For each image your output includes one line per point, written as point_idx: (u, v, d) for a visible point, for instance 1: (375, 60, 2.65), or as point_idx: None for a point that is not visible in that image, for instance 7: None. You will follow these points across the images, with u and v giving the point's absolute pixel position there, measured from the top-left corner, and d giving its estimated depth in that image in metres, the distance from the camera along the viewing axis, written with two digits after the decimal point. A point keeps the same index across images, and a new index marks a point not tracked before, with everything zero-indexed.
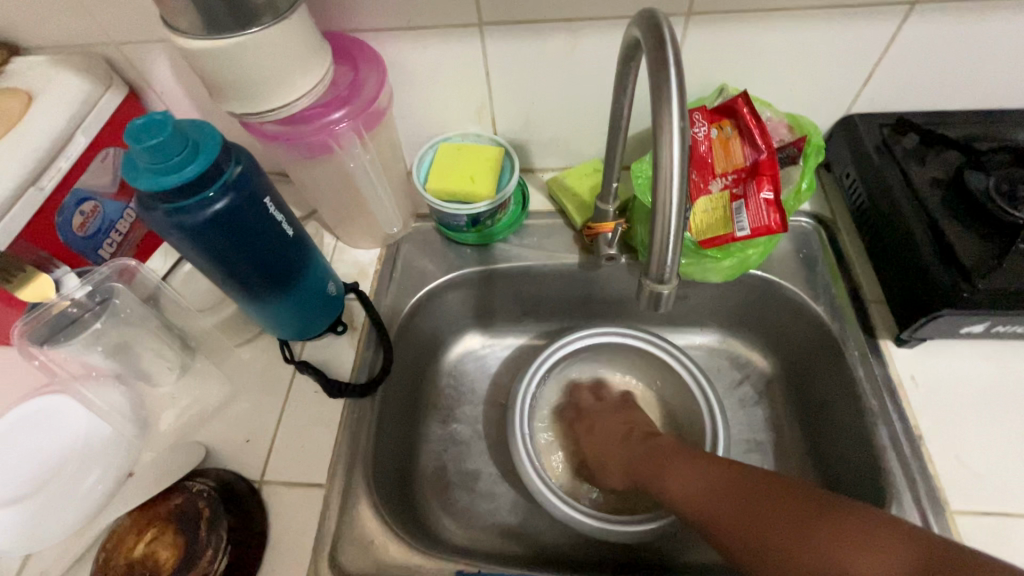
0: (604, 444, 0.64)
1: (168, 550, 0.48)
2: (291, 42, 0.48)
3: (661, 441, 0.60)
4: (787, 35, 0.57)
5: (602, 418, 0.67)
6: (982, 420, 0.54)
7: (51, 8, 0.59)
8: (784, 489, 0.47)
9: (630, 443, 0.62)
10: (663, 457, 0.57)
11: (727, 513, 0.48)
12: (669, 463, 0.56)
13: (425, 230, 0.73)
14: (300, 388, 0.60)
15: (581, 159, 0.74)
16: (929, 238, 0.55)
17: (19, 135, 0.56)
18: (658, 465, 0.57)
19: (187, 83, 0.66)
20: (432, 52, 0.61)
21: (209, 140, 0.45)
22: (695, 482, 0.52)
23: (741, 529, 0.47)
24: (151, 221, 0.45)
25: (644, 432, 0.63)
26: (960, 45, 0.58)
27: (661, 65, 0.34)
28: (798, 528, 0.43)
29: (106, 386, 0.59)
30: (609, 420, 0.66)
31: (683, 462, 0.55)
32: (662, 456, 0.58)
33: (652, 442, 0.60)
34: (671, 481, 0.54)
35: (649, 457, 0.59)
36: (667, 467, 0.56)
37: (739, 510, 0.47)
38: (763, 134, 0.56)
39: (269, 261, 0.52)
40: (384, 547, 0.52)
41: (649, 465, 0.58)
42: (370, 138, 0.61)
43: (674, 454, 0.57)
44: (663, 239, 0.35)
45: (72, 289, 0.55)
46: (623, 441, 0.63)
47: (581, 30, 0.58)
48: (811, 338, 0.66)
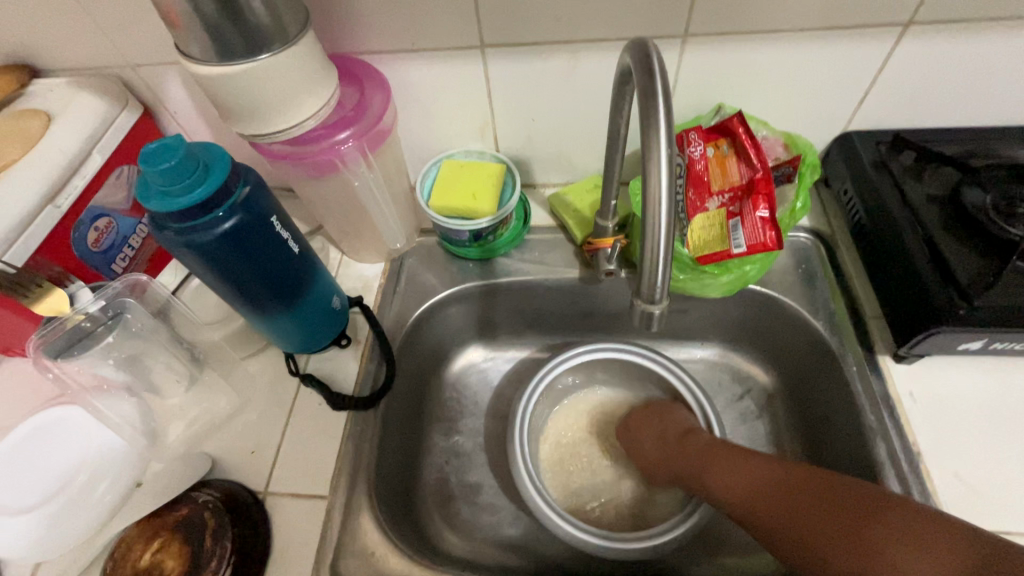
0: (647, 442, 0.64)
1: (175, 560, 0.49)
2: (298, 67, 0.50)
3: (703, 437, 0.59)
4: (782, 56, 0.58)
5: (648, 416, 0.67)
6: (981, 437, 0.54)
7: (71, 34, 0.61)
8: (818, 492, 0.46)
9: (668, 443, 0.62)
10: (707, 456, 0.57)
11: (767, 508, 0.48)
12: (712, 462, 0.56)
13: (428, 245, 0.75)
14: (304, 400, 0.61)
15: (582, 175, 0.75)
16: (926, 255, 0.55)
17: (38, 155, 0.58)
18: (703, 462, 0.57)
19: (199, 103, 0.69)
20: (435, 73, 0.63)
21: (218, 164, 0.46)
22: (739, 481, 0.52)
23: (777, 523, 0.47)
24: (163, 239, 0.47)
25: (682, 432, 0.62)
26: (954, 64, 0.58)
27: (650, 92, 0.35)
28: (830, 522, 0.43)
29: (117, 399, 0.60)
30: (653, 421, 0.65)
31: (728, 459, 0.55)
32: (706, 453, 0.57)
33: (694, 441, 0.59)
34: (715, 483, 0.54)
35: (696, 450, 0.58)
36: (709, 464, 0.56)
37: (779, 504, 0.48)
38: (757, 152, 0.58)
39: (276, 278, 0.53)
40: (385, 558, 0.52)
41: (694, 461, 0.58)
42: (374, 157, 0.63)
43: (717, 452, 0.56)
44: (653, 259, 0.36)
45: (85, 303, 0.59)
46: (662, 440, 0.62)
47: (580, 51, 0.59)
48: (811, 354, 0.66)
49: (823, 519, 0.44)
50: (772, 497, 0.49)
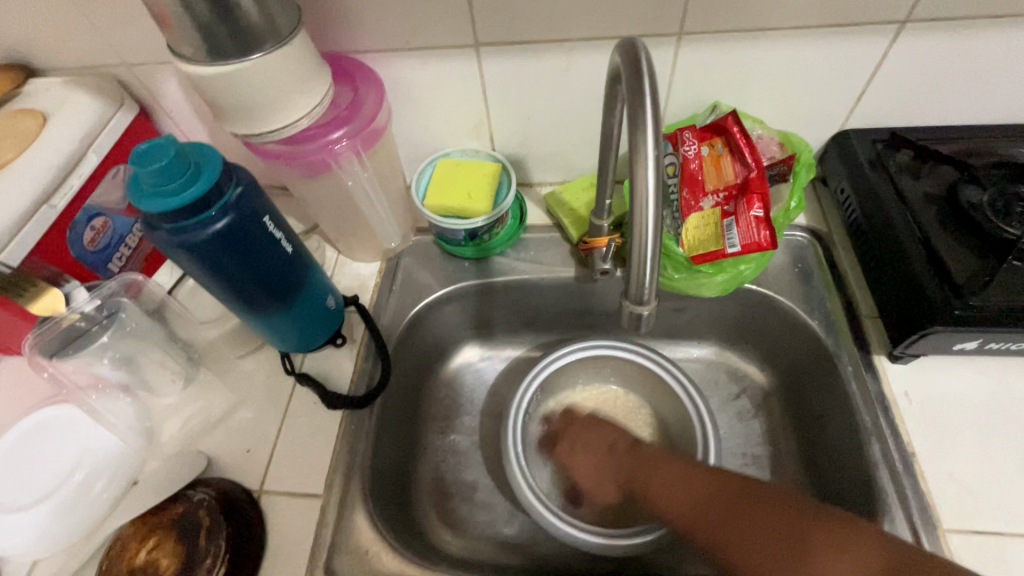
0: (588, 458, 0.63)
1: (169, 559, 0.49)
2: (291, 66, 0.50)
3: (645, 447, 0.60)
4: (777, 54, 0.58)
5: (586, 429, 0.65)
6: (976, 437, 0.54)
7: (66, 33, 0.61)
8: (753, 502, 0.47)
9: (615, 454, 0.61)
10: (649, 466, 0.57)
11: (709, 519, 0.49)
12: (653, 474, 0.56)
13: (424, 244, 0.75)
14: (299, 399, 0.61)
15: (578, 173, 0.75)
16: (922, 254, 0.55)
17: (34, 155, 0.59)
18: (645, 476, 0.57)
19: (194, 102, 0.69)
20: (429, 72, 0.63)
21: (210, 163, 0.46)
22: (680, 494, 0.52)
23: (721, 536, 0.47)
24: (155, 239, 0.47)
25: (628, 441, 0.62)
26: (952, 62, 0.58)
27: (638, 92, 0.35)
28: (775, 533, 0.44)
29: (114, 398, 0.60)
30: (592, 433, 0.64)
31: (666, 469, 0.55)
32: (647, 463, 0.57)
33: (639, 450, 0.60)
34: (660, 496, 0.54)
35: (637, 463, 0.59)
36: (653, 476, 0.56)
37: (720, 516, 0.48)
38: (753, 152, 0.58)
39: (268, 277, 0.53)
40: (379, 557, 0.52)
41: (639, 474, 0.57)
42: (369, 156, 0.63)
43: (658, 461, 0.57)
44: (641, 261, 0.36)
45: (81, 302, 0.59)
46: (607, 455, 0.61)
47: (575, 50, 0.59)
48: (807, 352, 0.66)
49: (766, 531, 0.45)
50: (714, 509, 0.49)
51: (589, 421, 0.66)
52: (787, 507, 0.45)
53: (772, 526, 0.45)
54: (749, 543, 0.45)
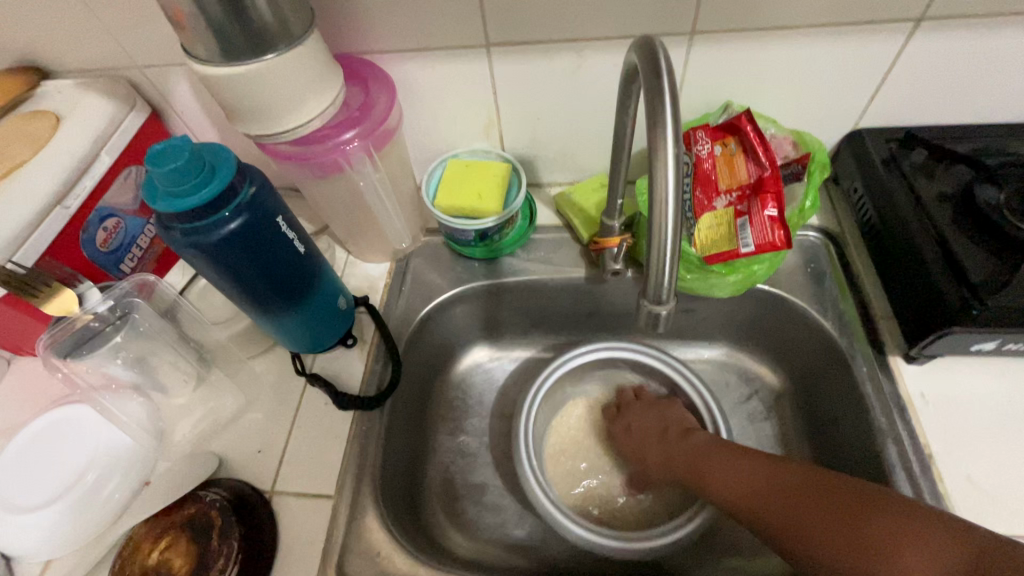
0: (642, 446, 0.65)
1: (181, 559, 0.49)
2: (303, 67, 0.50)
3: (699, 436, 0.60)
4: (790, 52, 0.57)
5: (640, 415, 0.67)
6: (994, 439, 0.53)
7: (79, 36, 0.62)
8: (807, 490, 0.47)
9: (666, 439, 0.62)
10: (702, 454, 0.57)
11: (767, 504, 0.49)
12: (708, 463, 0.56)
13: (434, 244, 0.75)
14: (310, 400, 0.61)
15: (588, 173, 0.75)
16: (938, 254, 0.54)
17: (48, 156, 0.59)
18: (699, 466, 0.57)
19: (205, 104, 0.69)
20: (440, 73, 0.63)
21: (224, 164, 0.46)
22: (736, 480, 0.53)
23: (778, 526, 0.48)
24: (169, 240, 0.47)
25: (680, 428, 0.63)
26: (968, 60, 0.57)
27: (656, 90, 0.35)
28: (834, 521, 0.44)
29: (125, 399, 0.61)
30: (647, 417, 0.66)
31: (720, 459, 0.55)
32: (701, 454, 0.58)
33: (690, 439, 0.60)
34: (713, 482, 0.55)
35: (689, 453, 0.59)
36: (706, 465, 0.56)
37: (777, 498, 0.49)
38: (767, 150, 0.57)
39: (280, 277, 0.53)
40: (390, 558, 0.52)
41: (692, 464, 0.58)
42: (380, 157, 0.63)
43: (712, 451, 0.57)
44: (659, 261, 0.36)
45: (94, 303, 0.58)
46: (659, 437, 0.63)
47: (586, 50, 0.59)
48: (820, 354, 0.65)
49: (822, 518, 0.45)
50: (770, 493, 0.50)
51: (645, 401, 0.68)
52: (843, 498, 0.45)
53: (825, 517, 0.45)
54: (811, 531, 0.45)
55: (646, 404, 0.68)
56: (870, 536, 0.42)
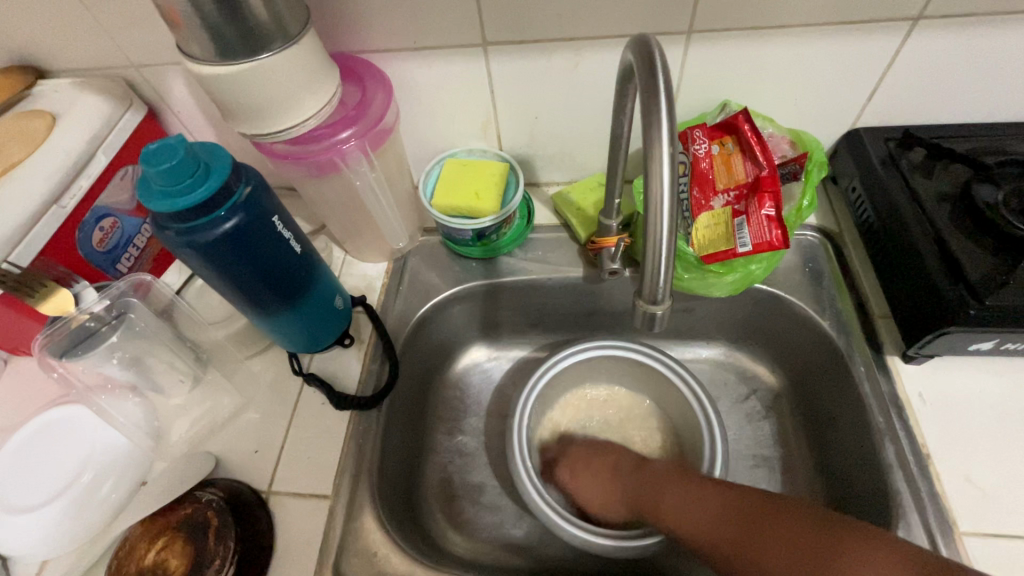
0: (592, 482, 0.62)
1: (177, 559, 0.49)
2: (300, 66, 0.50)
3: (652, 466, 0.59)
4: (787, 52, 0.57)
5: (590, 452, 0.65)
6: (992, 439, 0.53)
7: (75, 35, 0.62)
8: (761, 509, 0.47)
9: (621, 475, 0.61)
10: (658, 483, 0.56)
11: (724, 531, 0.48)
12: (663, 491, 0.55)
13: (432, 244, 0.75)
14: (307, 400, 0.61)
15: (585, 173, 0.75)
16: (937, 254, 0.54)
17: (43, 155, 0.59)
18: (655, 496, 0.56)
19: (202, 103, 0.69)
20: (437, 72, 0.63)
21: (220, 163, 0.46)
22: (691, 511, 0.51)
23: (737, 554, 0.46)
24: (164, 240, 0.47)
25: (631, 462, 0.62)
26: (966, 58, 0.57)
27: (652, 90, 0.35)
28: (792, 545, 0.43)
29: (121, 399, 0.61)
30: (593, 458, 0.64)
31: (674, 489, 0.54)
32: (654, 484, 0.57)
33: (647, 469, 0.59)
34: (669, 514, 0.53)
35: (643, 483, 0.58)
36: (662, 494, 0.55)
37: (731, 525, 0.48)
38: (764, 151, 0.57)
39: (277, 277, 0.53)
40: (387, 558, 0.52)
41: (647, 495, 0.57)
42: (377, 156, 0.63)
43: (666, 480, 0.56)
44: (654, 261, 0.36)
45: (90, 303, 0.59)
46: (614, 476, 0.61)
47: (583, 49, 0.59)
48: (818, 354, 0.65)
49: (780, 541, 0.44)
50: (724, 520, 0.49)
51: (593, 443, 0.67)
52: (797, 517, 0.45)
53: (783, 537, 0.44)
54: (771, 556, 0.44)
55: (590, 445, 0.66)
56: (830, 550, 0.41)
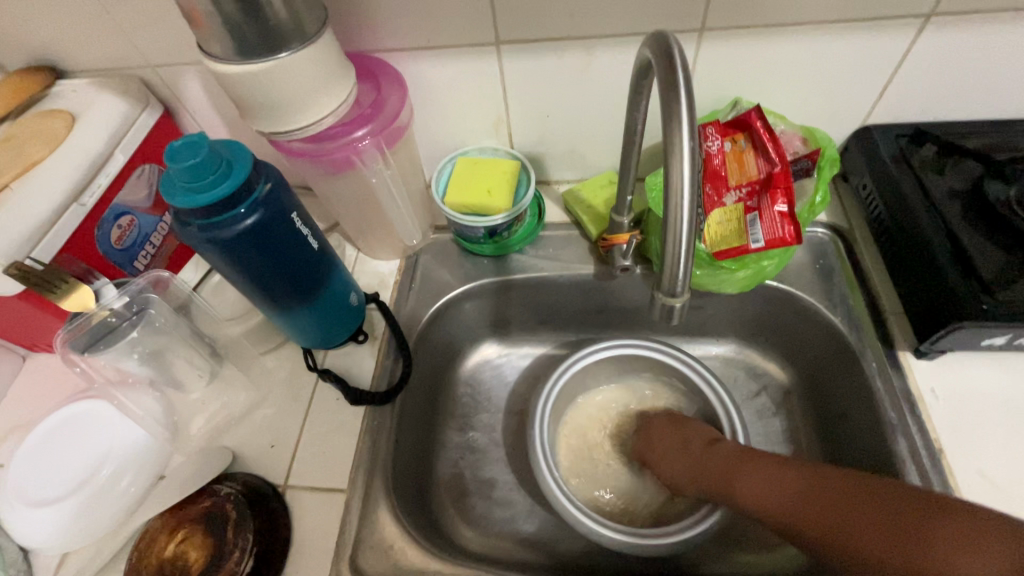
0: (668, 457, 0.62)
1: (197, 551, 0.50)
2: (317, 66, 0.51)
3: (726, 446, 0.57)
4: (799, 49, 0.58)
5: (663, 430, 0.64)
6: (1005, 435, 0.54)
7: (94, 35, 0.63)
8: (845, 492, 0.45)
9: (691, 453, 0.59)
10: (733, 462, 0.55)
11: (812, 516, 0.46)
12: (737, 470, 0.54)
13: (443, 242, 0.75)
14: (321, 395, 0.62)
15: (596, 170, 0.75)
16: (948, 250, 0.55)
17: (63, 154, 0.60)
18: (730, 473, 0.54)
19: (217, 102, 0.69)
20: (449, 70, 0.63)
21: (240, 160, 0.47)
22: (773, 494, 0.50)
23: (831, 543, 0.44)
24: (186, 235, 0.47)
25: (703, 440, 0.60)
26: (979, 55, 0.58)
27: (671, 85, 0.35)
28: (895, 536, 0.41)
29: (140, 394, 0.62)
30: (668, 433, 0.64)
31: (752, 469, 0.53)
32: (729, 463, 0.55)
33: (715, 448, 0.58)
34: (747, 493, 0.52)
35: (718, 460, 0.56)
36: (736, 473, 0.53)
37: (813, 510, 0.46)
38: (778, 147, 0.57)
39: (294, 273, 0.54)
40: (403, 551, 0.53)
41: (722, 470, 0.55)
42: (391, 154, 0.63)
43: (739, 457, 0.55)
44: (674, 254, 0.36)
45: (110, 299, 0.58)
46: (682, 450, 0.61)
47: (596, 47, 0.59)
48: (829, 350, 0.65)
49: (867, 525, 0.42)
50: (810, 504, 0.47)
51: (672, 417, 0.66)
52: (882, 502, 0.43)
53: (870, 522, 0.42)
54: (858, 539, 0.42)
55: (668, 420, 0.66)
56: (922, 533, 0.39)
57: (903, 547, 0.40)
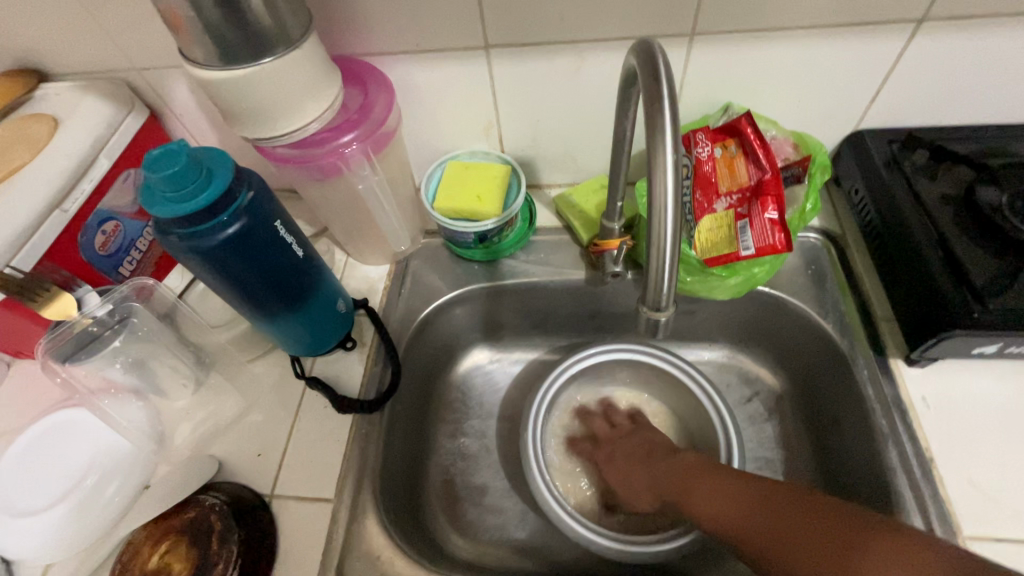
0: (626, 468, 0.63)
1: (182, 562, 0.49)
2: (303, 71, 0.50)
3: (682, 458, 0.58)
4: (790, 54, 0.57)
5: (623, 441, 0.66)
6: (995, 443, 0.53)
7: (77, 38, 0.62)
8: (796, 505, 0.46)
9: (652, 462, 0.61)
10: (688, 474, 0.56)
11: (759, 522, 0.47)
12: (695, 481, 0.55)
13: (433, 246, 0.75)
14: (309, 403, 0.61)
15: (588, 174, 0.75)
16: (940, 257, 0.54)
17: (46, 159, 0.59)
18: (686, 485, 0.55)
19: (204, 106, 0.69)
20: (438, 74, 0.62)
21: (221, 168, 0.46)
22: (725, 502, 0.51)
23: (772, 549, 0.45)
24: (167, 245, 0.46)
25: (664, 450, 0.62)
26: (973, 60, 0.57)
27: (655, 95, 0.35)
28: (833, 544, 0.42)
29: (125, 402, 0.61)
30: (626, 446, 0.65)
31: (709, 480, 0.53)
32: (688, 474, 0.56)
33: (676, 459, 0.59)
34: (702, 502, 0.52)
35: (674, 473, 0.57)
36: (694, 483, 0.54)
37: (761, 523, 0.47)
38: (767, 153, 0.57)
39: (279, 281, 0.53)
40: (390, 562, 0.52)
41: (678, 482, 0.56)
42: (379, 160, 0.63)
43: (701, 470, 0.55)
44: (659, 268, 0.36)
45: (93, 307, 0.58)
46: (644, 461, 0.62)
47: (586, 51, 0.59)
48: (821, 356, 0.65)
49: (809, 538, 0.43)
50: (759, 510, 0.48)
51: (624, 430, 0.68)
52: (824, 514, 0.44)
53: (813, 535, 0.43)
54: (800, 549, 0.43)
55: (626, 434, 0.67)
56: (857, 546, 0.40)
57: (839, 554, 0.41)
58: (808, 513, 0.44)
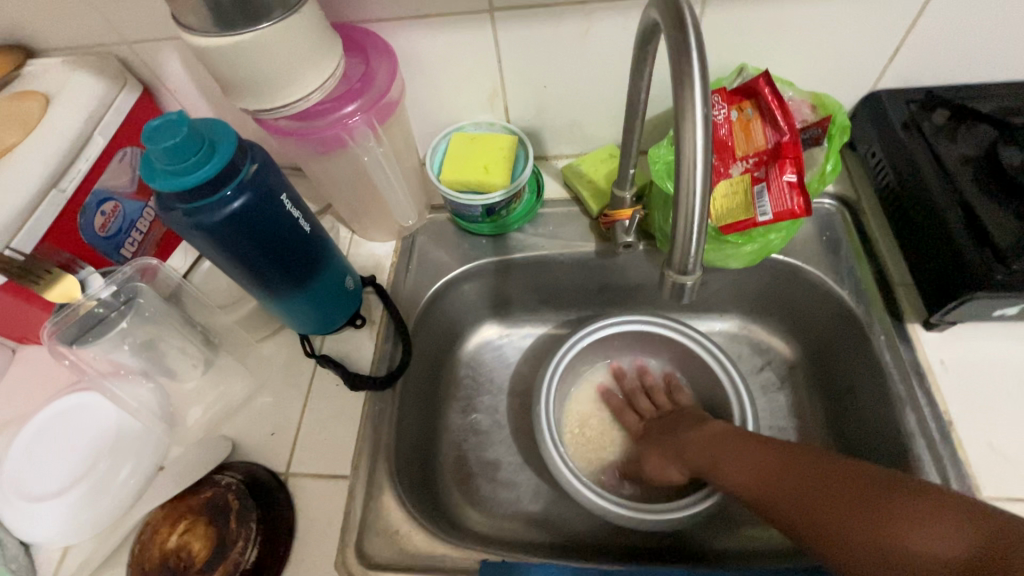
0: (654, 440, 0.63)
1: (200, 542, 0.49)
2: (299, 38, 0.48)
3: (711, 425, 0.58)
4: (808, 10, 0.55)
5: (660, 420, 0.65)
6: (1015, 405, 0.53)
7: (63, 11, 0.59)
8: (824, 470, 0.47)
9: (677, 435, 0.60)
10: (713, 441, 0.56)
11: (784, 496, 0.48)
12: (720, 449, 0.54)
13: (440, 222, 0.73)
14: (320, 381, 0.61)
15: (595, 144, 0.73)
16: (962, 218, 0.53)
17: (40, 139, 0.57)
18: (714, 450, 0.55)
19: (199, 80, 0.66)
20: (442, 42, 0.60)
21: (224, 140, 0.44)
22: (748, 468, 0.51)
23: (795, 516, 0.46)
24: (170, 221, 0.45)
25: (693, 421, 0.61)
26: (997, 14, 0.55)
27: (682, 46, 0.33)
28: (858, 517, 0.42)
29: (136, 384, 0.61)
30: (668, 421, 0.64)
31: (736, 447, 0.53)
32: (715, 442, 0.55)
33: (706, 427, 0.58)
34: (729, 471, 0.52)
35: (701, 442, 0.57)
36: (718, 452, 0.55)
37: (788, 486, 0.48)
38: (784, 114, 0.55)
39: (286, 257, 0.52)
40: (408, 535, 0.52)
41: (704, 449, 0.56)
42: (383, 130, 0.61)
43: (722, 437, 0.55)
44: (687, 227, 0.34)
45: (97, 289, 0.56)
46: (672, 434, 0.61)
47: (595, 13, 0.56)
48: (836, 323, 0.64)
49: (833, 501, 0.44)
50: (784, 484, 0.48)
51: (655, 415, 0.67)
52: (851, 480, 0.45)
53: (838, 499, 0.44)
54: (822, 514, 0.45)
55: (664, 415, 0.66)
56: (876, 513, 0.42)
57: (860, 530, 0.42)
58: (833, 479, 0.46)
